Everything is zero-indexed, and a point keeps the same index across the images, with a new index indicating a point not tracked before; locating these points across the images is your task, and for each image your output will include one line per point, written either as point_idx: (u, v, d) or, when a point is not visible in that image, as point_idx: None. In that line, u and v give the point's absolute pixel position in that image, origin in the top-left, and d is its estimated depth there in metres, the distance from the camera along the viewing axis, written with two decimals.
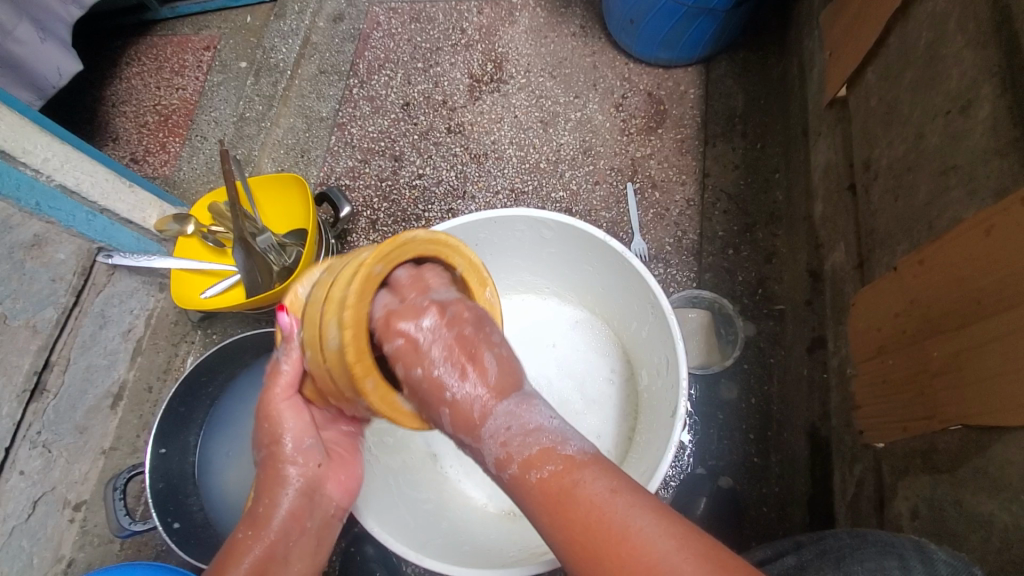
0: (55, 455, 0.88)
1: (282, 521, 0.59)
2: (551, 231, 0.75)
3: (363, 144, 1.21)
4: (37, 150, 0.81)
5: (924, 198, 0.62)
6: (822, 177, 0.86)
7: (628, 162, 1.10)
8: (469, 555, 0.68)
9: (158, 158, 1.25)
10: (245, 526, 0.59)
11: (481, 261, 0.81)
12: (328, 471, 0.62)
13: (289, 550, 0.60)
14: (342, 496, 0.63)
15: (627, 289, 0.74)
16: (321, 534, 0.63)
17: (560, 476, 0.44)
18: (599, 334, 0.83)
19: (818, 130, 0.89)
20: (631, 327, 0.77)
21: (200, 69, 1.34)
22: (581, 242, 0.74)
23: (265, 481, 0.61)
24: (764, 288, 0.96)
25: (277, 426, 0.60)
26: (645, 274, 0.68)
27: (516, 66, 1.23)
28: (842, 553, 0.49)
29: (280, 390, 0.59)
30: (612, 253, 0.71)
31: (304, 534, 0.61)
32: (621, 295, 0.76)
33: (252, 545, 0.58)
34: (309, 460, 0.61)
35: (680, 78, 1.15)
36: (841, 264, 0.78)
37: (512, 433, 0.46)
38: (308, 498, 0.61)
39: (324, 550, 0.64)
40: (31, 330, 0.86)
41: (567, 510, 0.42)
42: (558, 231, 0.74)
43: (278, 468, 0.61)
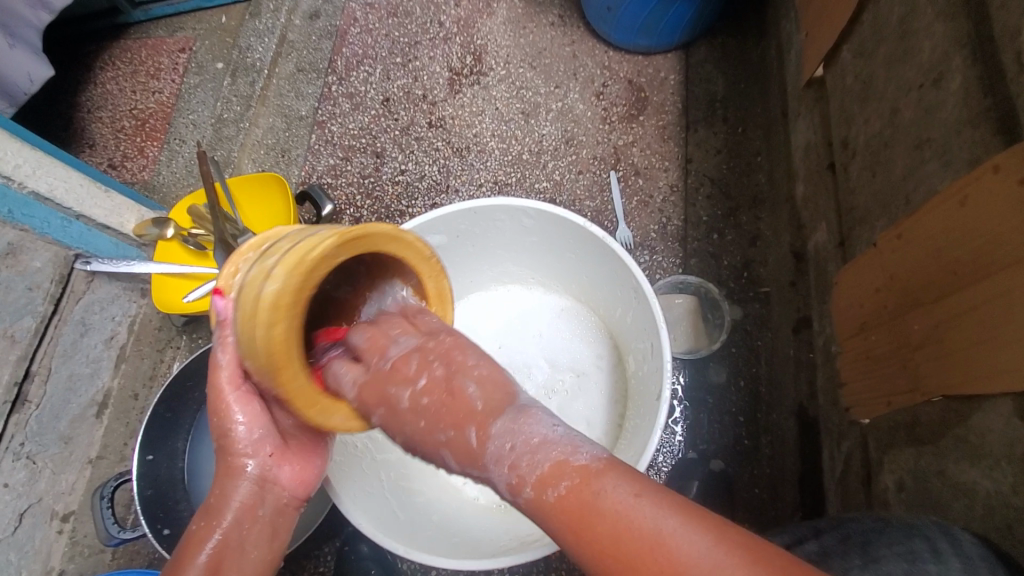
0: (40, 466, 0.87)
1: (234, 508, 0.56)
2: (531, 220, 0.74)
3: (344, 141, 1.20)
4: (8, 156, 0.80)
5: (900, 172, 0.62)
6: (803, 158, 0.86)
7: (610, 150, 1.10)
8: (448, 548, 0.67)
9: (136, 163, 1.24)
10: (201, 515, 0.57)
11: (461, 253, 0.80)
12: (286, 460, 0.59)
13: (241, 547, 0.56)
14: (295, 485, 0.60)
15: (610, 275, 0.74)
16: (275, 524, 0.58)
17: (582, 484, 0.37)
18: (585, 322, 0.83)
19: (797, 111, 0.89)
20: (615, 313, 0.77)
21: (175, 72, 1.32)
22: (563, 230, 0.74)
23: (220, 472, 0.58)
24: (749, 271, 0.96)
25: (228, 417, 0.55)
26: (625, 258, 0.69)
27: (496, 57, 1.22)
28: (867, 537, 0.48)
29: (221, 382, 0.54)
30: (591, 238, 0.71)
31: (259, 525, 0.57)
32: (605, 281, 0.76)
33: (207, 534, 0.55)
34: (264, 449, 0.57)
35: (661, 65, 1.15)
36: (823, 243, 0.79)
37: (520, 454, 0.39)
38: (261, 488, 0.58)
39: (282, 540, 0.59)
40: (10, 340, 0.84)
41: (592, 528, 0.35)
42: (538, 219, 0.74)
43: (229, 459, 0.57)
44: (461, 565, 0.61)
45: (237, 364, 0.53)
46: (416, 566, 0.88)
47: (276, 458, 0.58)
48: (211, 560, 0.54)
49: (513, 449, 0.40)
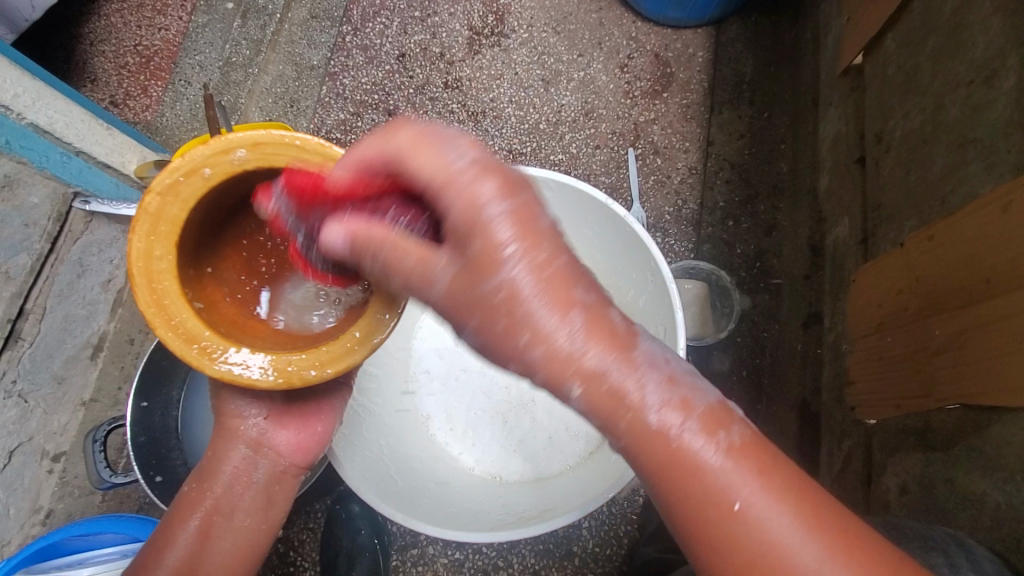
0: (34, 404, 0.86)
1: (228, 475, 0.57)
2: (549, 192, 0.72)
3: (356, 96, 1.18)
4: (6, 84, 0.74)
5: (937, 172, 0.60)
6: (831, 149, 0.84)
7: (630, 126, 1.07)
8: (434, 501, 0.70)
9: (139, 102, 1.23)
10: (194, 479, 0.58)
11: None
12: (284, 424, 0.59)
13: (230, 514, 0.57)
14: (295, 451, 0.60)
15: (628, 256, 0.72)
16: (270, 492, 0.59)
17: (735, 451, 0.39)
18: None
19: (829, 100, 0.86)
20: (628, 296, 0.76)
21: (184, 9, 1.28)
22: (581, 205, 0.72)
23: (217, 435, 0.58)
24: (762, 261, 0.94)
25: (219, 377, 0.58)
26: (645, 239, 0.67)
27: (519, 19, 1.18)
28: None
29: None
30: (610, 216, 0.69)
31: (253, 492, 0.58)
32: (619, 262, 0.75)
33: (197, 500, 0.56)
34: (260, 411, 0.58)
35: (690, 40, 1.11)
36: (844, 238, 0.77)
37: (674, 386, 0.39)
38: (256, 453, 0.58)
39: (278, 509, 0.60)
40: (4, 276, 0.82)
41: (694, 476, 0.39)
42: (557, 192, 0.71)
43: (226, 422, 0.58)
44: (465, 536, 0.63)
45: None
46: (406, 529, 0.90)
47: (272, 420, 0.58)
48: (202, 525, 0.55)
49: (665, 382, 0.39)
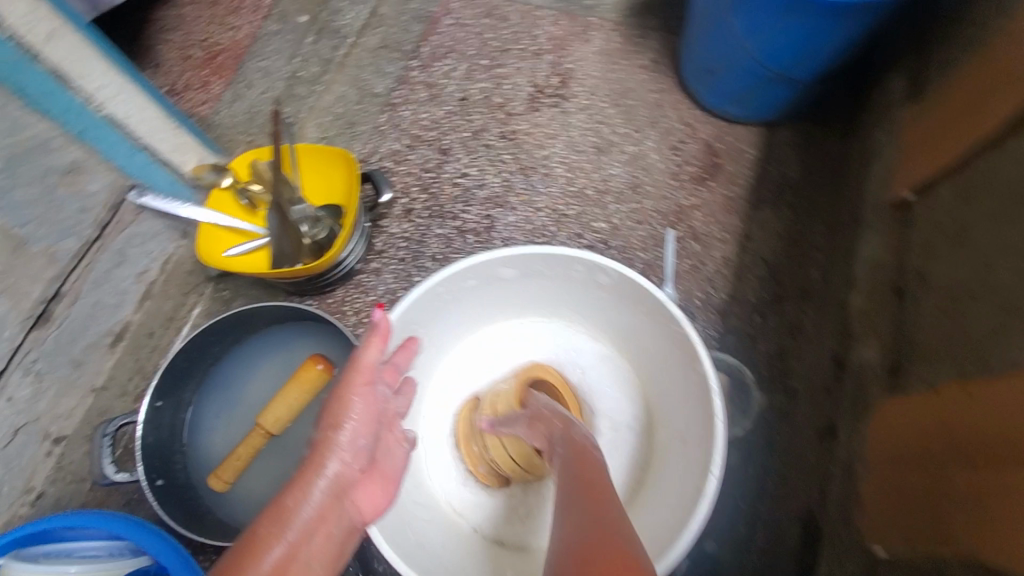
0: (45, 386, 0.85)
1: (311, 517, 0.54)
2: (605, 277, 0.74)
3: (413, 130, 1.21)
4: (94, 76, 0.75)
5: (982, 330, 0.63)
6: (869, 273, 0.87)
7: (674, 207, 1.10)
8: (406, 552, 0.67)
9: (197, 96, 1.25)
10: (268, 515, 0.53)
11: (526, 285, 0.80)
12: (369, 482, 0.60)
13: (309, 554, 0.52)
14: (367, 510, 0.60)
15: (669, 350, 0.73)
16: (343, 544, 0.56)
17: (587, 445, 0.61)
18: (627, 385, 0.82)
19: (868, 224, 0.90)
20: (662, 388, 0.77)
21: (257, 13, 1.32)
22: (634, 295, 0.73)
23: (304, 470, 0.56)
24: (783, 363, 0.96)
25: (341, 418, 0.59)
26: (691, 339, 0.67)
27: (581, 85, 1.22)
28: None
29: (354, 384, 0.60)
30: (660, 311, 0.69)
31: (331, 539, 0.55)
32: (659, 354, 0.76)
33: (277, 539, 0.51)
34: (359, 461, 0.59)
35: (741, 136, 1.15)
36: (870, 361, 0.80)
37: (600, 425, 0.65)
38: (339, 498, 0.57)
39: (340, 565, 0.55)
40: (49, 258, 0.80)
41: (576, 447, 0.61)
42: (614, 279, 0.73)
43: (319, 458, 0.57)
44: None
45: (371, 364, 0.61)
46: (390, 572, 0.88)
47: (362, 474, 0.59)
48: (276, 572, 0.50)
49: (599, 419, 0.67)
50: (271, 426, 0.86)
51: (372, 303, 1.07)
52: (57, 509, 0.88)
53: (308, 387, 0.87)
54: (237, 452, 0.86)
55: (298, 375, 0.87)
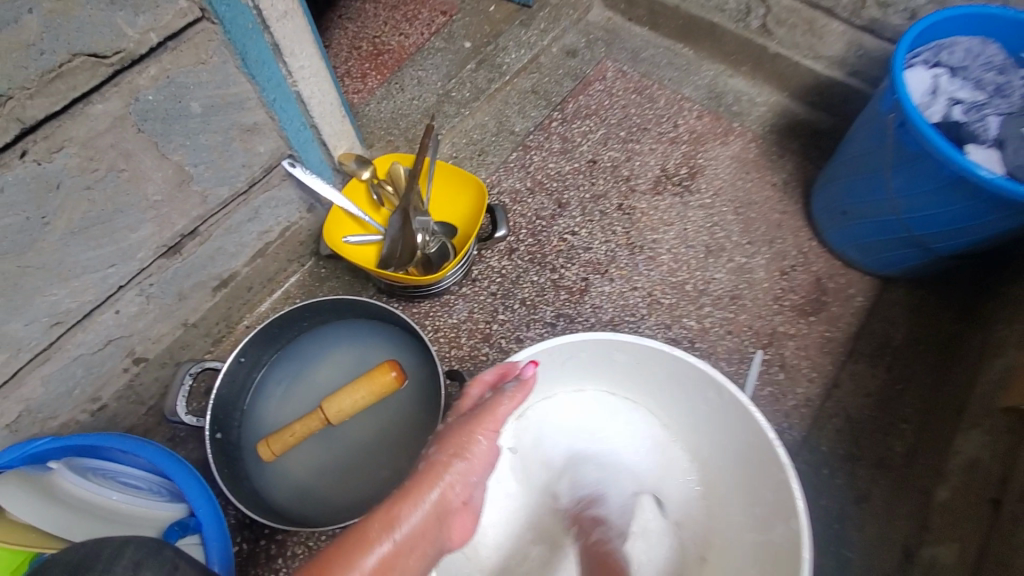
0: (150, 308, 0.88)
1: (414, 532, 0.56)
2: (716, 396, 0.71)
3: (537, 175, 1.25)
4: (300, 56, 0.83)
5: None
6: (964, 468, 0.83)
7: (768, 330, 1.09)
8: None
9: (353, 84, 1.35)
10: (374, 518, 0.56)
11: (631, 372, 0.79)
12: (466, 513, 0.62)
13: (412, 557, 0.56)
14: (457, 539, 0.61)
15: (761, 498, 0.69)
16: (428, 564, 0.58)
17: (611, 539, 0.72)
18: (702, 505, 0.79)
19: (977, 419, 0.86)
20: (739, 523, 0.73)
21: (429, 27, 1.41)
22: (738, 424, 0.70)
23: (413, 485, 0.59)
24: (841, 526, 0.92)
25: (461, 451, 0.62)
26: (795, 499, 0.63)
27: (708, 184, 1.24)
28: None
29: (483, 423, 0.63)
30: (768, 450, 0.66)
31: (421, 558, 0.57)
32: (744, 491, 0.72)
33: (381, 541, 0.55)
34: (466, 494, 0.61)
35: (854, 281, 1.14)
36: (948, 563, 0.76)
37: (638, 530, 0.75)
38: (441, 520, 0.59)
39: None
40: (202, 200, 0.84)
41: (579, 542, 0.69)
42: (724, 401, 0.70)
43: (431, 479, 0.59)
44: None
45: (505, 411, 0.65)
46: None
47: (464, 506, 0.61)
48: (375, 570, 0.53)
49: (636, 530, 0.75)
50: (331, 415, 0.87)
51: (451, 324, 1.09)
52: (114, 423, 0.91)
53: (378, 391, 0.88)
54: (293, 428, 0.87)
55: (371, 375, 0.88)
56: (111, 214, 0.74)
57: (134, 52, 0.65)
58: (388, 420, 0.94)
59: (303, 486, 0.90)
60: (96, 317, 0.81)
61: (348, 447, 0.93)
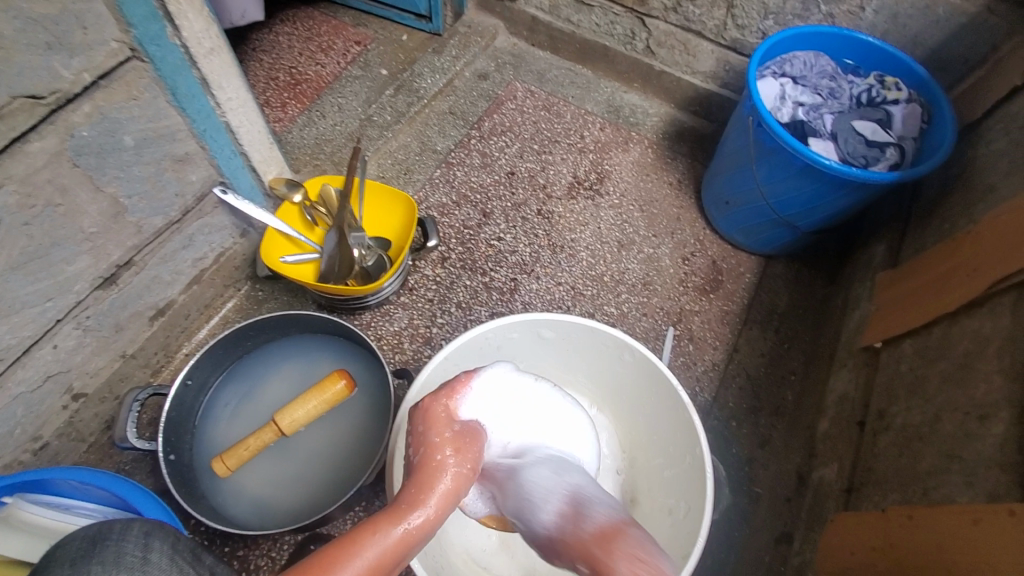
0: (88, 342, 0.90)
1: (419, 520, 0.51)
2: (630, 358, 0.83)
3: (462, 189, 1.35)
4: (228, 89, 0.87)
5: (925, 467, 0.76)
6: (836, 403, 1.00)
7: (676, 309, 1.24)
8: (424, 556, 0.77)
9: (275, 113, 1.39)
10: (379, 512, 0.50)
11: (559, 347, 0.88)
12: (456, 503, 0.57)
13: (407, 557, 0.49)
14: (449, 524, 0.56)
15: (673, 435, 0.80)
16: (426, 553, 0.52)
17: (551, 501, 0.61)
18: (629, 457, 0.89)
19: (844, 362, 1.04)
20: (658, 466, 0.83)
21: (345, 57, 1.49)
22: (650, 379, 0.82)
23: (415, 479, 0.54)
24: (751, 468, 1.07)
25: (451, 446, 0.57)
26: (697, 434, 0.75)
27: (615, 186, 1.39)
28: None
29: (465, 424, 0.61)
30: (676, 397, 0.78)
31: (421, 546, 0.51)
32: (660, 437, 0.83)
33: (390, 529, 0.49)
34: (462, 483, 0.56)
35: (743, 261, 1.32)
36: (829, 480, 0.91)
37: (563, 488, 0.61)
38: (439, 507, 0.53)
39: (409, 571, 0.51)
40: (137, 230, 0.87)
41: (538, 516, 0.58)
42: (637, 361, 0.82)
43: (430, 469, 0.55)
44: None
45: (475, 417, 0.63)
46: None
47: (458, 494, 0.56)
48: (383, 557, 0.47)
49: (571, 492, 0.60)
50: (285, 425, 0.91)
51: (393, 332, 1.16)
52: (54, 463, 0.91)
53: (330, 400, 0.93)
54: (248, 441, 0.91)
55: (321, 385, 0.94)
56: (47, 248, 0.77)
57: (69, 92, 0.69)
58: (340, 427, 0.99)
59: (261, 498, 0.93)
60: (31, 353, 0.82)
61: (303, 458, 0.96)
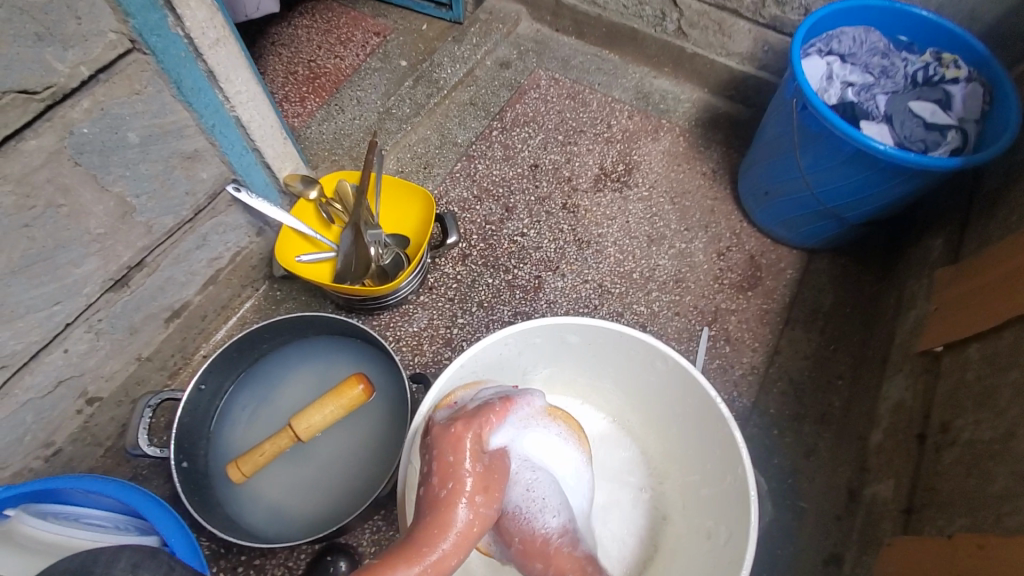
0: (101, 345, 0.88)
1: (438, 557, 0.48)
2: (662, 365, 0.76)
3: (483, 183, 1.30)
4: (237, 82, 0.84)
5: (997, 489, 0.67)
6: (891, 412, 0.91)
7: (711, 308, 1.16)
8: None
9: (293, 108, 1.36)
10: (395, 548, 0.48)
11: (585, 352, 0.82)
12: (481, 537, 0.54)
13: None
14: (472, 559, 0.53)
15: (711, 449, 0.74)
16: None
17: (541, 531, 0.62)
18: (661, 471, 0.82)
19: (899, 366, 0.95)
20: (694, 482, 0.77)
21: (364, 49, 1.45)
22: (686, 389, 0.75)
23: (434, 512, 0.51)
24: (794, 480, 0.99)
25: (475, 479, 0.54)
26: (739, 450, 0.68)
27: (645, 177, 1.32)
28: None
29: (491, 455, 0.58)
30: (714, 409, 0.71)
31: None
32: (696, 450, 0.77)
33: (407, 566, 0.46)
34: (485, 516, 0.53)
35: (784, 256, 1.23)
36: (884, 499, 0.83)
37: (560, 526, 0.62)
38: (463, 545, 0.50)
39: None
40: (146, 230, 0.85)
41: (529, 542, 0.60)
42: (670, 369, 0.75)
43: (451, 503, 0.52)
44: None
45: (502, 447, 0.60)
46: None
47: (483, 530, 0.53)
48: None
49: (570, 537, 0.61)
50: (301, 431, 0.88)
51: (413, 333, 1.11)
52: (70, 467, 0.90)
53: (347, 404, 0.89)
54: (263, 446, 0.88)
55: (337, 390, 0.89)
56: (51, 251, 0.76)
57: (64, 87, 0.68)
58: (357, 432, 0.95)
59: (276, 505, 0.90)
60: (42, 357, 0.81)
61: (320, 464, 0.93)
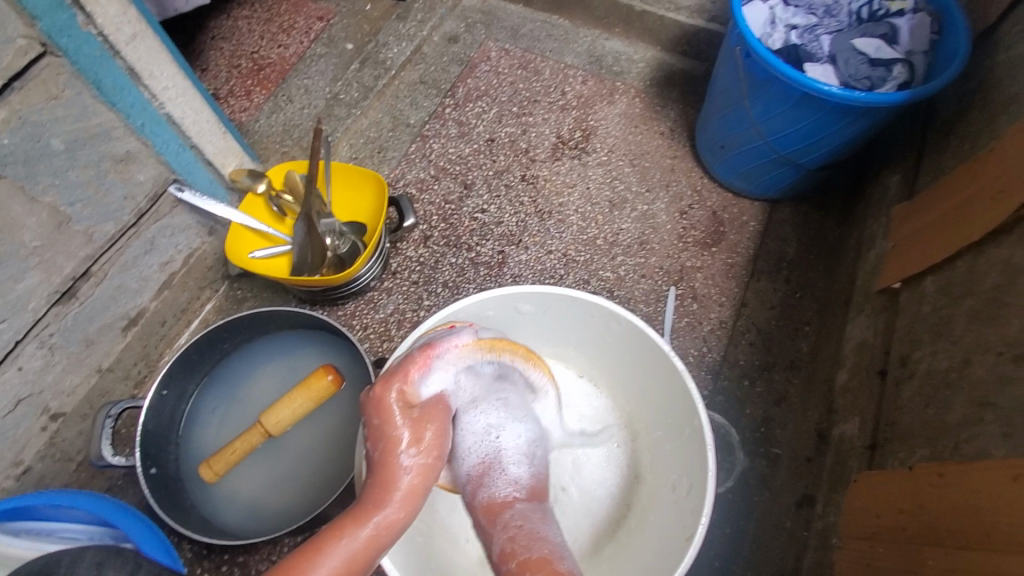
0: (56, 360, 0.87)
1: (382, 518, 0.54)
2: (617, 326, 0.76)
3: (440, 162, 1.28)
4: (162, 78, 0.81)
5: (955, 417, 0.69)
6: (854, 352, 0.92)
7: (677, 267, 1.16)
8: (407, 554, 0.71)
9: (239, 103, 1.32)
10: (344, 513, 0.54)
11: (540, 320, 0.82)
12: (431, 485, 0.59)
13: (377, 556, 0.53)
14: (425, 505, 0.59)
15: (670, 403, 0.74)
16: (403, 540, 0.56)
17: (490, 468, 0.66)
18: (626, 429, 0.83)
19: (861, 307, 0.96)
20: (659, 437, 0.77)
21: (308, 36, 1.40)
22: (642, 347, 0.76)
23: (376, 479, 0.56)
24: (766, 427, 1.00)
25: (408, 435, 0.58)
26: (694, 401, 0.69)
27: (602, 142, 1.30)
28: None
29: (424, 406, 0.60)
30: (669, 364, 0.72)
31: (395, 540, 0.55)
32: (656, 406, 0.77)
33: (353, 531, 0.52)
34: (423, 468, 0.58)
35: (746, 209, 1.23)
36: (851, 437, 0.84)
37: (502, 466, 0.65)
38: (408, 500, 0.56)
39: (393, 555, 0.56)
40: (87, 239, 0.83)
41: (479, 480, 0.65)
42: (625, 328, 0.75)
43: (390, 465, 0.56)
44: None
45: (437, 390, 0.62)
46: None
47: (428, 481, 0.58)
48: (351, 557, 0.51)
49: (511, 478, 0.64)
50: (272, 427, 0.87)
51: (380, 320, 1.11)
52: (40, 485, 0.89)
53: (316, 397, 0.87)
54: (234, 444, 0.87)
55: (306, 383, 0.87)
56: None
57: None
58: (329, 422, 0.94)
59: (254, 500, 0.90)
60: None
61: (294, 457, 0.93)
